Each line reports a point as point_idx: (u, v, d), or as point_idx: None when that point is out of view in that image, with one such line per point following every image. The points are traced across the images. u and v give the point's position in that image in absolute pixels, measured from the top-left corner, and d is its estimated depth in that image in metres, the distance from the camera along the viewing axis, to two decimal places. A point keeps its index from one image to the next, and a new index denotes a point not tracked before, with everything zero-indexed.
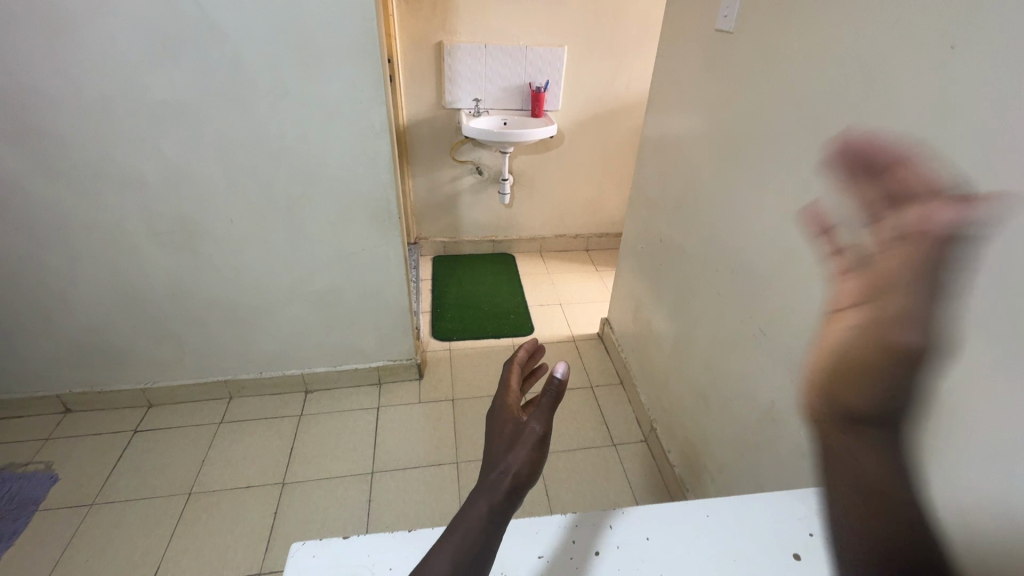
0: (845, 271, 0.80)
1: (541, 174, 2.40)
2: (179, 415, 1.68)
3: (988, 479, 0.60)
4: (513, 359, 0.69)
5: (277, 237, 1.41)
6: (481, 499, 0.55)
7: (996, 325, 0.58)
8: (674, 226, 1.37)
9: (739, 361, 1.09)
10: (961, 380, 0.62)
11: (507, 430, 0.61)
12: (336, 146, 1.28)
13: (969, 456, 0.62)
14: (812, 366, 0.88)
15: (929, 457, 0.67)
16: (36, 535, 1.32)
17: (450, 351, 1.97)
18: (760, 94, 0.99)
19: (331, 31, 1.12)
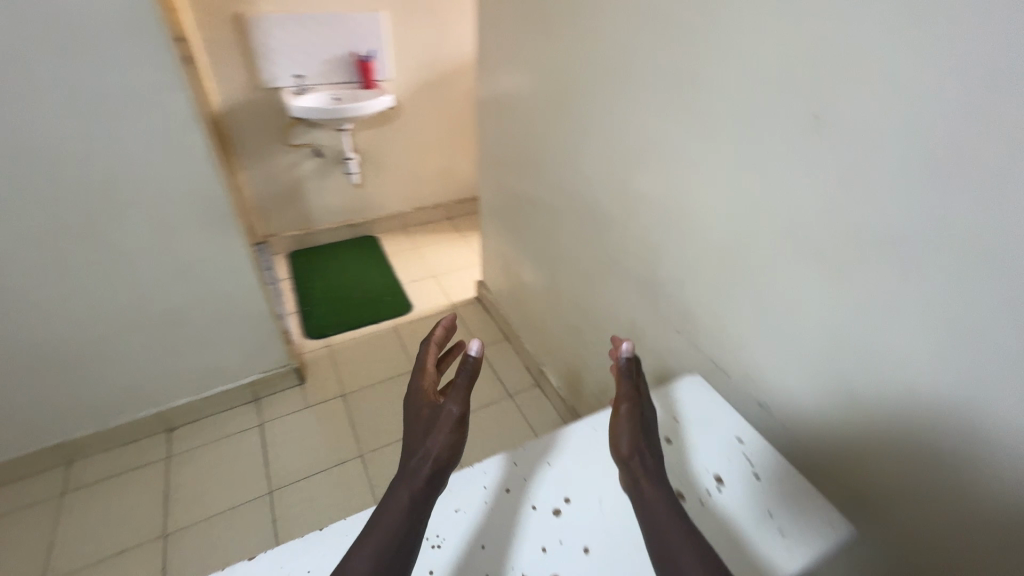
0: (667, 196, 0.93)
1: (386, 148, 2.32)
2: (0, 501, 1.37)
3: (785, 339, 0.77)
4: (425, 354, 0.77)
5: (84, 263, 1.19)
6: (403, 484, 0.62)
7: (773, 218, 0.74)
8: (524, 181, 1.44)
9: (602, 292, 1.22)
10: (757, 267, 0.78)
11: (425, 416, 0.69)
12: (135, 145, 1.10)
13: (771, 324, 0.79)
14: (657, 283, 1.02)
15: (747, 333, 0.84)
16: None
17: (328, 347, 1.87)
18: (573, 45, 1.06)
19: (92, 8, 0.94)
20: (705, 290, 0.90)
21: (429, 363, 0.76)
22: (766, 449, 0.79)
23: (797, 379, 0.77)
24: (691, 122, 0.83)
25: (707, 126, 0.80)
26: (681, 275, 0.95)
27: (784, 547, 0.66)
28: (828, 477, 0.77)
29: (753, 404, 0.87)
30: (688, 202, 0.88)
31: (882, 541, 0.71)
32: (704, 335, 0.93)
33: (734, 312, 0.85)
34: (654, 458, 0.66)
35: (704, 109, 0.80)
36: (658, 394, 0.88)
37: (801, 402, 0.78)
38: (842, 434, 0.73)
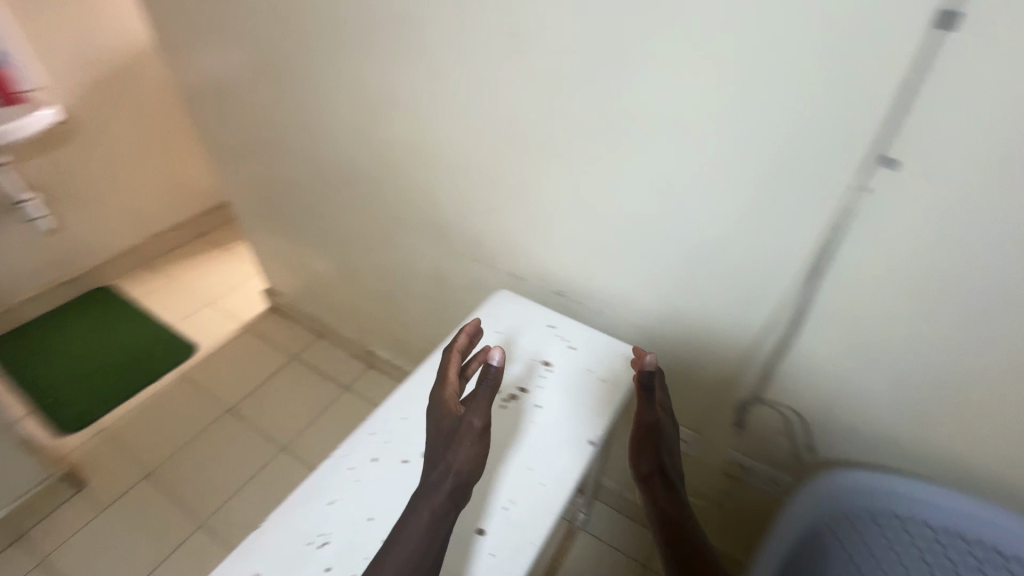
0: (422, 137, 0.97)
1: (75, 175, 1.82)
2: None
3: (557, 229, 0.91)
4: (449, 362, 0.74)
5: None
6: (428, 503, 0.61)
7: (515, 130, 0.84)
8: (273, 164, 1.31)
9: (397, 252, 1.22)
10: (518, 176, 0.90)
11: (445, 431, 0.67)
12: None
13: (544, 221, 0.92)
14: (442, 222, 1.07)
15: (529, 237, 0.96)
16: None
17: (101, 433, 1.50)
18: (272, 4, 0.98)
19: None
20: (485, 212, 0.99)
21: (454, 373, 0.73)
22: (571, 323, 0.92)
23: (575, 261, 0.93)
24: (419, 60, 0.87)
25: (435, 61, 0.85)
26: (461, 207, 1.01)
27: (604, 395, 0.81)
28: (616, 327, 0.96)
29: (552, 295, 1.01)
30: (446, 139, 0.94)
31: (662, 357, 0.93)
32: (498, 253, 1.03)
33: (515, 226, 0.96)
34: (671, 479, 0.76)
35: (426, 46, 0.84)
36: (479, 313, 0.94)
37: (584, 276, 0.93)
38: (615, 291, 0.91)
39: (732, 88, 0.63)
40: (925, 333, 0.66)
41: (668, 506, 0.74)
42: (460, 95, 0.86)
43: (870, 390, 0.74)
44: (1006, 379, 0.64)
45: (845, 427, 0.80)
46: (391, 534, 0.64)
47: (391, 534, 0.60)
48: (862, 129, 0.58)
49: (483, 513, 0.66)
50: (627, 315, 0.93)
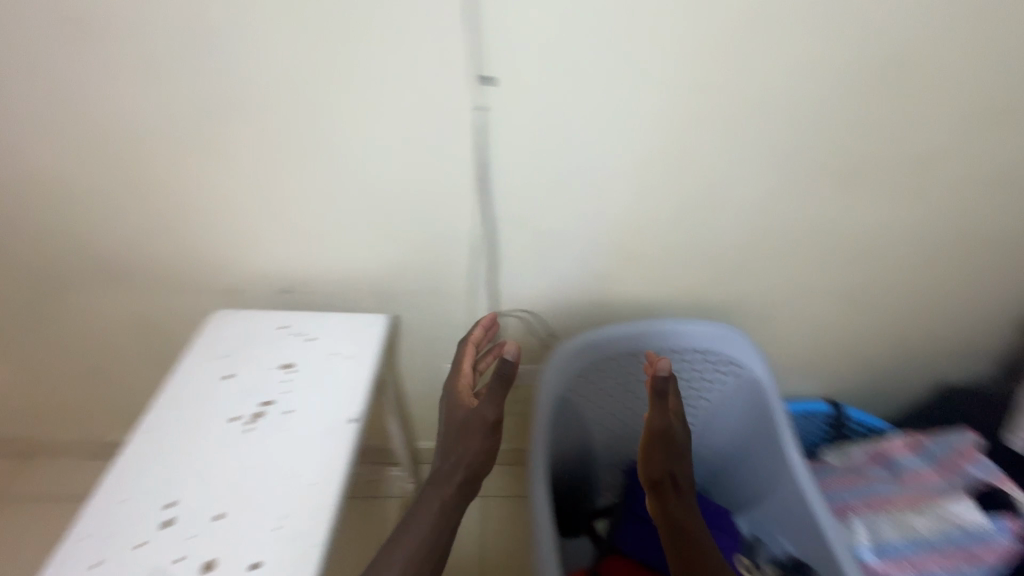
0: (30, 163, 0.77)
1: None
2: None
3: (248, 223, 0.83)
4: (462, 358, 0.85)
5: None
6: (437, 491, 0.72)
7: (144, 124, 0.73)
8: None
9: (71, 319, 0.97)
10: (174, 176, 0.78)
11: (460, 423, 0.78)
12: None
13: (231, 219, 0.83)
14: (113, 259, 0.88)
15: (224, 241, 0.86)
16: None
17: None
18: None
19: None
20: (160, 230, 0.84)
21: (468, 366, 0.85)
22: (304, 316, 0.87)
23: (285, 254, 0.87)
24: None
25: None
26: (127, 234, 0.85)
27: (354, 374, 0.78)
28: (359, 305, 0.95)
29: (280, 294, 0.93)
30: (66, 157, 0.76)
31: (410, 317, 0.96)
32: (199, 271, 0.90)
33: (202, 239, 0.85)
34: (677, 477, 0.77)
35: None
36: (195, 348, 0.82)
37: (301, 262, 0.88)
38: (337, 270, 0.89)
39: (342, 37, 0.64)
40: (586, 210, 0.80)
41: (672, 506, 0.75)
42: (61, 96, 0.70)
43: (563, 277, 0.89)
44: (633, 232, 0.83)
45: (562, 312, 0.95)
46: None
47: (405, 515, 0.71)
48: (455, 52, 0.65)
49: (254, 543, 0.60)
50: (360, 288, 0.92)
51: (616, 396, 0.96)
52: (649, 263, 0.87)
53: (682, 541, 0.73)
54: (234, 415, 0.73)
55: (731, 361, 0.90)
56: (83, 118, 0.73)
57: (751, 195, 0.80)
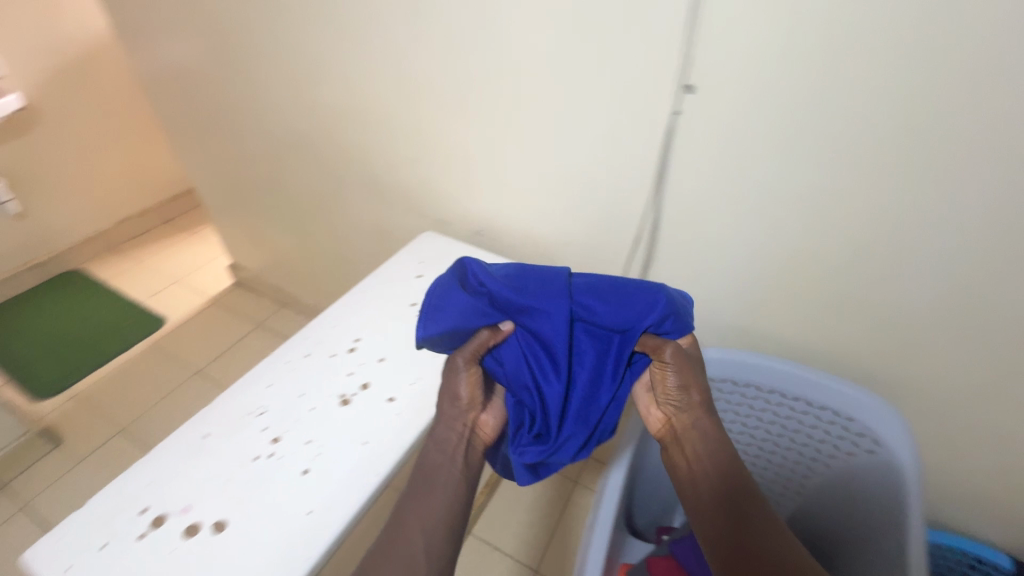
0: (352, 109, 1.13)
1: (39, 162, 1.94)
2: None
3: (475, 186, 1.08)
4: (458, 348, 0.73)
5: None
6: (440, 453, 0.70)
7: (424, 100, 1.01)
8: (228, 140, 1.49)
9: (343, 212, 1.40)
10: (433, 144, 1.07)
11: (445, 397, 0.71)
12: None
13: (463, 181, 1.09)
14: (376, 180, 1.24)
15: (454, 189, 1.11)
16: None
17: (75, 399, 1.63)
18: (221, 15, 1.17)
19: None
20: (407, 163, 1.14)
21: (494, 335, 0.69)
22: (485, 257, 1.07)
23: (470, 196, 1.10)
24: (343, 46, 1.03)
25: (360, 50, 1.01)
26: (389, 163, 1.18)
27: None
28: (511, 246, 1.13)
29: (469, 235, 1.17)
30: (350, 90, 1.10)
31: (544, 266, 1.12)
32: (422, 203, 1.20)
33: (416, 172, 1.15)
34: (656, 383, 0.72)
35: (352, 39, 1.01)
36: (414, 246, 1.10)
37: (497, 226, 1.12)
38: (492, 209, 1.09)
39: (498, 10, 0.82)
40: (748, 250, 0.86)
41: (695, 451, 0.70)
42: (382, 66, 1.01)
43: (679, 267, 0.94)
44: (762, 229, 0.82)
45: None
46: (315, 409, 0.78)
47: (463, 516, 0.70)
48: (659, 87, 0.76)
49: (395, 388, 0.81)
50: (520, 240, 1.10)
51: (754, 415, 1.00)
52: (793, 287, 0.86)
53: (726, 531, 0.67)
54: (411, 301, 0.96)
55: (873, 435, 0.85)
56: (389, 84, 1.03)
57: (942, 248, 0.72)
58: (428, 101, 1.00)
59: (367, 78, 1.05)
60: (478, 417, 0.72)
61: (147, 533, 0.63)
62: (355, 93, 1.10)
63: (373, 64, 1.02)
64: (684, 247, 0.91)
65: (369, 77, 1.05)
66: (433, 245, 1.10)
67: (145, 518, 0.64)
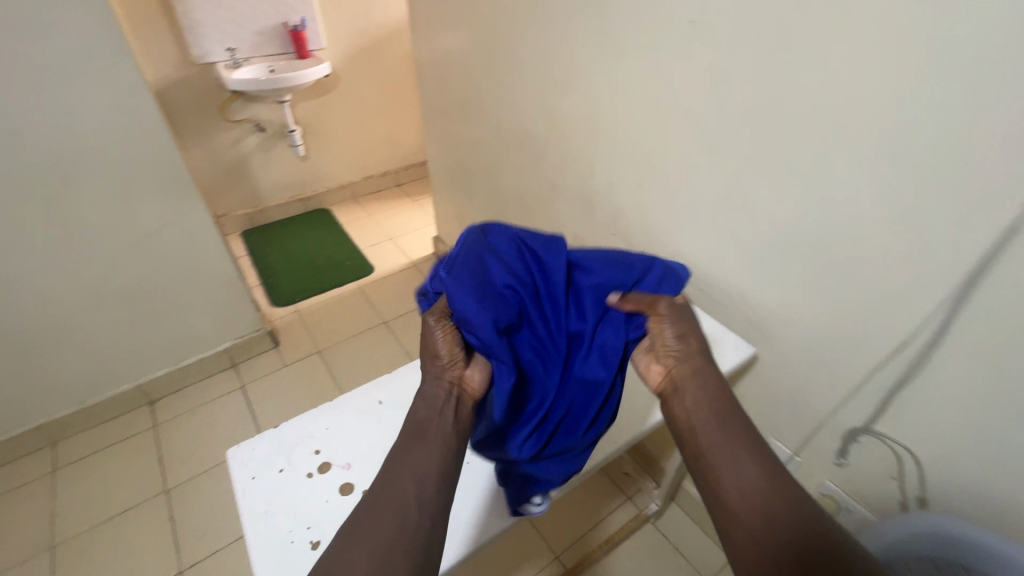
0: (590, 122, 1.11)
1: (328, 119, 2.38)
2: (13, 476, 1.43)
3: (699, 232, 0.96)
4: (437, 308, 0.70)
5: (58, 255, 1.28)
6: (429, 408, 0.64)
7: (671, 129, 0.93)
8: (468, 127, 1.61)
9: (546, 217, 1.41)
10: (665, 176, 0.98)
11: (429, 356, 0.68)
12: (87, 130, 1.18)
13: (686, 222, 0.98)
14: (590, 196, 1.21)
15: (672, 228, 1.02)
16: None
17: (297, 313, 1.99)
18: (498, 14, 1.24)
19: (55, 37, 1.06)
20: (629, 188, 1.08)
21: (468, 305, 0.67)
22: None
23: (687, 238, 1.00)
24: (602, 59, 1.00)
25: (620, 67, 0.97)
26: (608, 184, 1.13)
27: None
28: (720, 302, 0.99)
29: None
30: (592, 102, 1.07)
31: (752, 336, 0.96)
32: (631, 231, 1.13)
33: (633, 197, 1.08)
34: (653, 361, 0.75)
35: (615, 54, 0.97)
36: None
37: (710, 279, 0.99)
38: (708, 257, 0.97)
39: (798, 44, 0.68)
40: None
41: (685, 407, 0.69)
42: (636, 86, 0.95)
43: (947, 405, 0.71)
44: None
45: (944, 451, 0.74)
46: None
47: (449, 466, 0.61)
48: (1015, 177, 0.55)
49: None
50: (731, 301, 0.96)
51: None
52: None
53: (731, 481, 0.60)
54: None
55: None
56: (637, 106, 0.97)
57: None
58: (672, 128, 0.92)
59: (612, 94, 1.01)
60: (463, 373, 0.67)
61: (313, 474, 0.69)
62: (595, 106, 1.07)
63: (623, 80, 0.97)
64: (968, 383, 0.67)
65: (615, 93, 1.01)
66: None
67: (315, 459, 0.70)
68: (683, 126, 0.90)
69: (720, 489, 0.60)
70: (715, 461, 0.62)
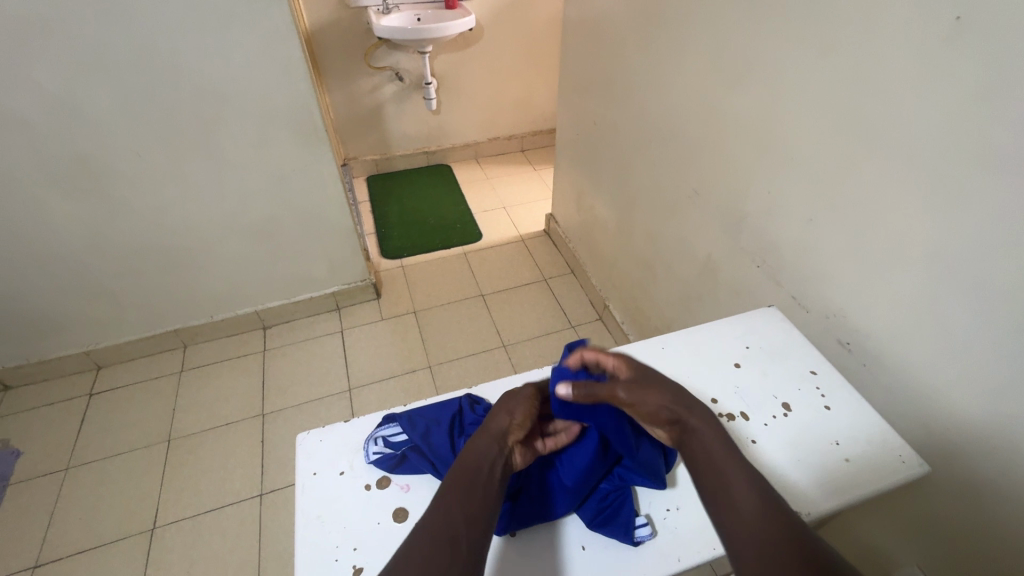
0: (761, 127, 0.90)
1: (465, 74, 2.31)
2: (151, 367, 1.64)
3: (886, 297, 0.74)
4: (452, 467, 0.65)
5: (203, 184, 1.38)
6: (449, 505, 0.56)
7: (880, 157, 0.70)
8: (607, 106, 1.44)
9: (678, 224, 1.22)
10: (853, 213, 0.76)
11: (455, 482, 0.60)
12: (239, 70, 1.22)
13: (867, 277, 0.76)
14: (739, 215, 1.00)
15: (844, 281, 0.80)
16: (39, 497, 1.34)
17: (401, 267, 2.02)
18: None
19: None
20: (796, 218, 0.87)
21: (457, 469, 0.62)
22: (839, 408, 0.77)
23: (863, 299, 0.78)
24: (800, 52, 0.78)
25: (824, 64, 0.75)
26: (768, 206, 0.92)
27: (847, 481, 0.66)
28: (886, 388, 0.77)
29: (829, 340, 0.85)
30: (770, 103, 0.86)
31: (925, 444, 0.73)
32: (784, 269, 0.92)
33: (798, 230, 0.87)
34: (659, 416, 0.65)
35: (821, 46, 0.75)
36: (749, 318, 0.87)
37: (883, 356, 0.77)
38: (890, 328, 0.75)
39: None
40: None
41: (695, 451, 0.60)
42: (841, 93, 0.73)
43: None
44: None
45: None
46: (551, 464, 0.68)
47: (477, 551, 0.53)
48: None
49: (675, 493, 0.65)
50: (909, 391, 0.74)
51: None
52: None
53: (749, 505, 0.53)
54: (714, 397, 0.75)
55: None
56: (837, 118, 0.75)
57: None
58: (883, 157, 0.69)
59: (803, 98, 0.80)
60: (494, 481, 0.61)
61: (371, 487, 0.65)
62: (773, 110, 0.86)
63: (824, 81, 0.75)
64: None
65: (807, 97, 0.79)
66: (773, 332, 0.84)
67: (375, 471, 0.66)
68: (903, 160, 0.67)
69: (734, 513, 0.53)
70: (725, 486, 0.55)
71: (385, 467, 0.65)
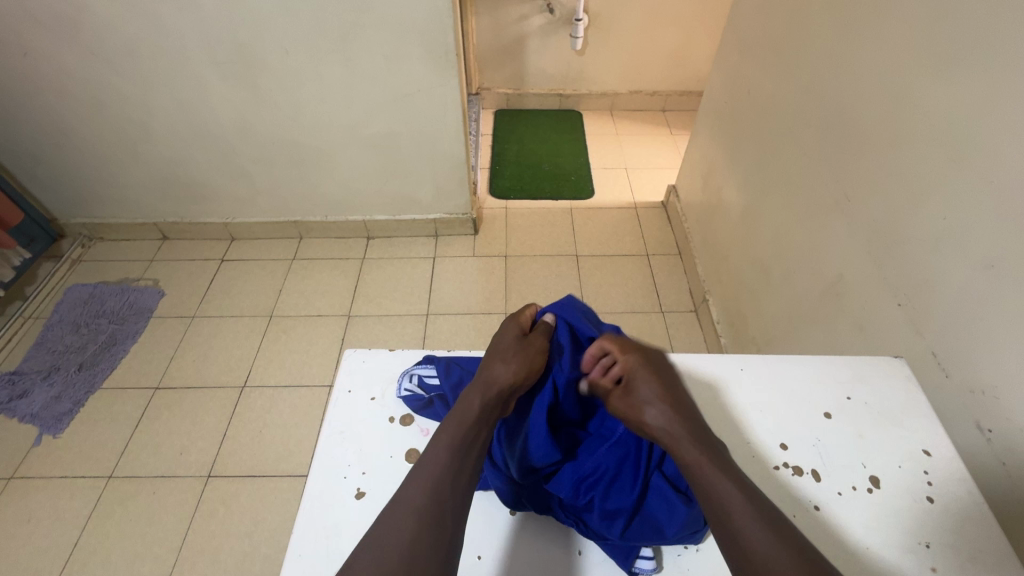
0: (961, 134, 0.69)
1: (621, 15, 2.11)
2: (271, 250, 1.85)
3: None
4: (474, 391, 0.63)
5: (336, 89, 1.44)
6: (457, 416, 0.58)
7: None
8: (770, 74, 1.22)
9: (814, 230, 1.03)
10: None
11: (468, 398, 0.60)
12: None
13: None
14: (894, 236, 0.81)
15: (1013, 357, 0.61)
16: (170, 333, 1.61)
17: (505, 209, 2.00)
18: None
19: None
20: (972, 260, 0.67)
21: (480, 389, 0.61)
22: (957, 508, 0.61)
23: None
24: None
25: None
26: (937, 235, 0.73)
27: None
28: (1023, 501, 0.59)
29: (966, 421, 0.67)
30: (988, 104, 0.65)
31: None
32: (933, 319, 0.73)
33: (968, 275, 0.67)
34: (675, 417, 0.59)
35: None
36: (864, 363, 0.71)
37: None
38: None
39: None
40: None
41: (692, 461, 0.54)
42: None
43: None
44: None
45: None
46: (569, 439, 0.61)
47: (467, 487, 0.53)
48: None
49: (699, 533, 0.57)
50: None
51: None
52: None
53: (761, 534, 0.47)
54: (783, 443, 0.64)
55: None
56: None
57: None
58: None
59: None
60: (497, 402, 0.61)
61: (395, 420, 0.66)
62: (990, 115, 0.65)
63: None
64: None
65: None
66: (888, 388, 0.68)
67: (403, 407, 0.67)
68: None
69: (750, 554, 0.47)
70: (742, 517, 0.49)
71: (411, 405, 0.66)
